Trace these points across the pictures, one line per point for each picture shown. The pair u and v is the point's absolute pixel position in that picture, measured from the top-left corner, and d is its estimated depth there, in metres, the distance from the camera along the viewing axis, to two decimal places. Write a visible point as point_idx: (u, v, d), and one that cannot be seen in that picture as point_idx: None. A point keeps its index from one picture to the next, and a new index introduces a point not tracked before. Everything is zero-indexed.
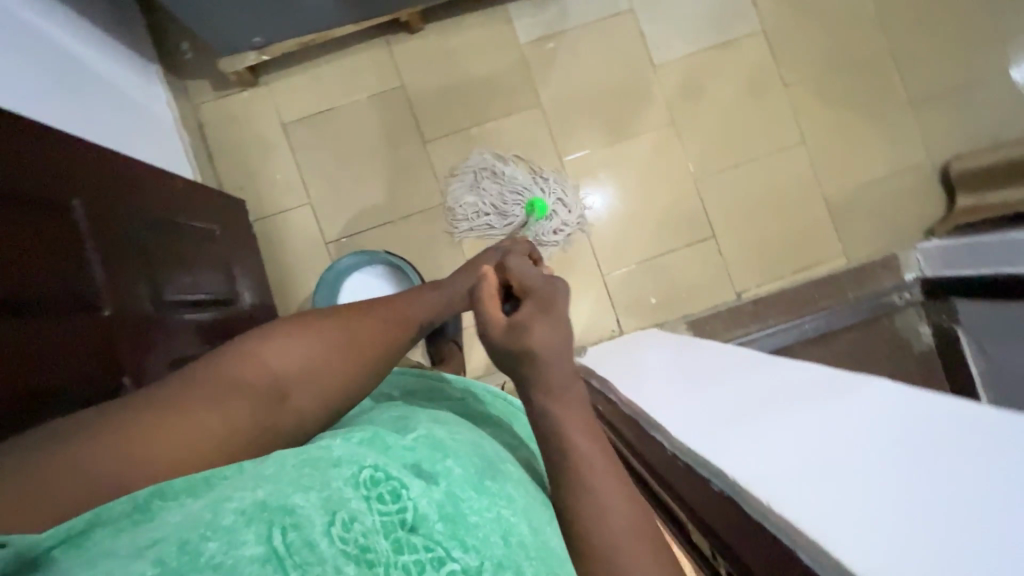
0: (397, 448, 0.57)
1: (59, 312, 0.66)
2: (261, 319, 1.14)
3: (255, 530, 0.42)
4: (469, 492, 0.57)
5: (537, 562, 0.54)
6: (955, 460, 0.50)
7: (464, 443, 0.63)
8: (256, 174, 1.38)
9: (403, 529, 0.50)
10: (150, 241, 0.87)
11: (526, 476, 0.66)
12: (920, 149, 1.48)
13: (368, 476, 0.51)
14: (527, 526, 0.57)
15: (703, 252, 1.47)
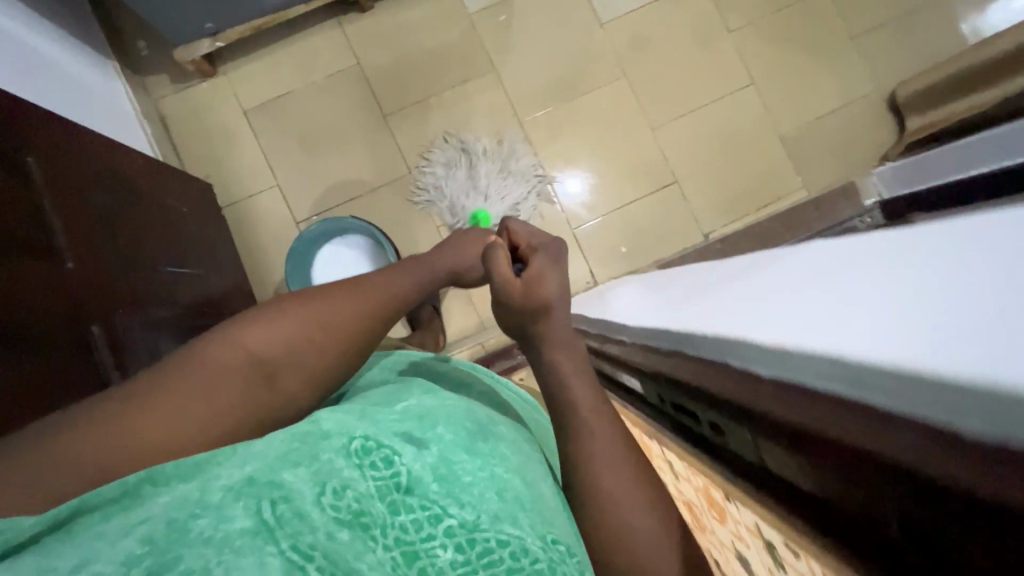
0: (387, 419, 0.57)
1: (34, 268, 0.70)
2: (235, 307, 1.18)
3: (244, 503, 0.42)
4: (461, 454, 0.57)
5: (532, 512, 0.55)
6: (929, 284, 0.30)
7: (455, 410, 0.64)
8: (223, 162, 1.43)
9: (399, 491, 0.50)
10: (112, 205, 0.89)
11: (520, 437, 0.68)
12: (866, 81, 1.55)
13: (359, 446, 0.51)
14: (519, 481, 0.58)
15: (668, 198, 1.50)
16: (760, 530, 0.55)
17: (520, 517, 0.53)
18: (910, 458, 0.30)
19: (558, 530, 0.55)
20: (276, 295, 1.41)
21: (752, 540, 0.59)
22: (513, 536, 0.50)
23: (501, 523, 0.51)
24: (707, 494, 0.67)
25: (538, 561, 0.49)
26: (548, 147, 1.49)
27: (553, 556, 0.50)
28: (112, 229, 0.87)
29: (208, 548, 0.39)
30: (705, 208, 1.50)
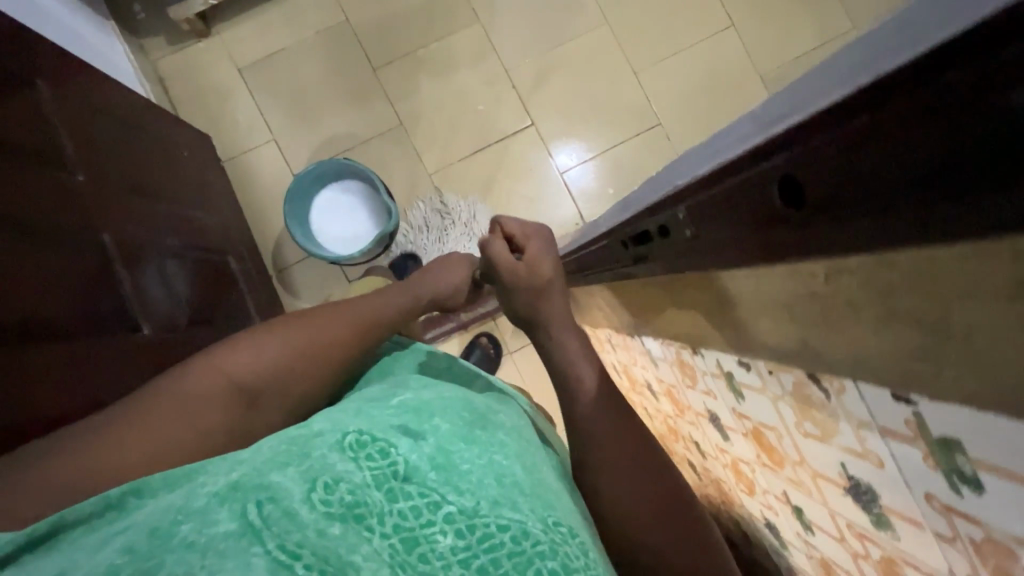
0: (382, 415, 0.56)
1: (47, 183, 0.75)
2: (241, 295, 1.16)
3: (229, 507, 0.40)
4: (458, 443, 0.54)
5: (533, 497, 0.50)
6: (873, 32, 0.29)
7: (451, 402, 0.62)
8: (221, 119, 1.48)
9: (396, 480, 0.46)
10: (118, 135, 0.95)
11: (520, 425, 0.65)
12: (843, 19, 1.58)
13: (353, 440, 0.49)
14: (519, 467, 0.54)
15: (653, 140, 1.54)
16: (719, 364, 0.60)
17: (520, 500, 0.49)
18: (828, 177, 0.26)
19: (561, 512, 0.51)
20: (276, 245, 1.46)
21: (715, 385, 0.64)
22: (513, 519, 0.46)
23: (502, 507, 0.47)
24: (679, 359, 0.72)
25: (541, 543, 0.45)
26: (533, 95, 1.53)
27: (557, 538, 0.46)
28: (120, 156, 0.93)
29: (191, 553, 0.38)
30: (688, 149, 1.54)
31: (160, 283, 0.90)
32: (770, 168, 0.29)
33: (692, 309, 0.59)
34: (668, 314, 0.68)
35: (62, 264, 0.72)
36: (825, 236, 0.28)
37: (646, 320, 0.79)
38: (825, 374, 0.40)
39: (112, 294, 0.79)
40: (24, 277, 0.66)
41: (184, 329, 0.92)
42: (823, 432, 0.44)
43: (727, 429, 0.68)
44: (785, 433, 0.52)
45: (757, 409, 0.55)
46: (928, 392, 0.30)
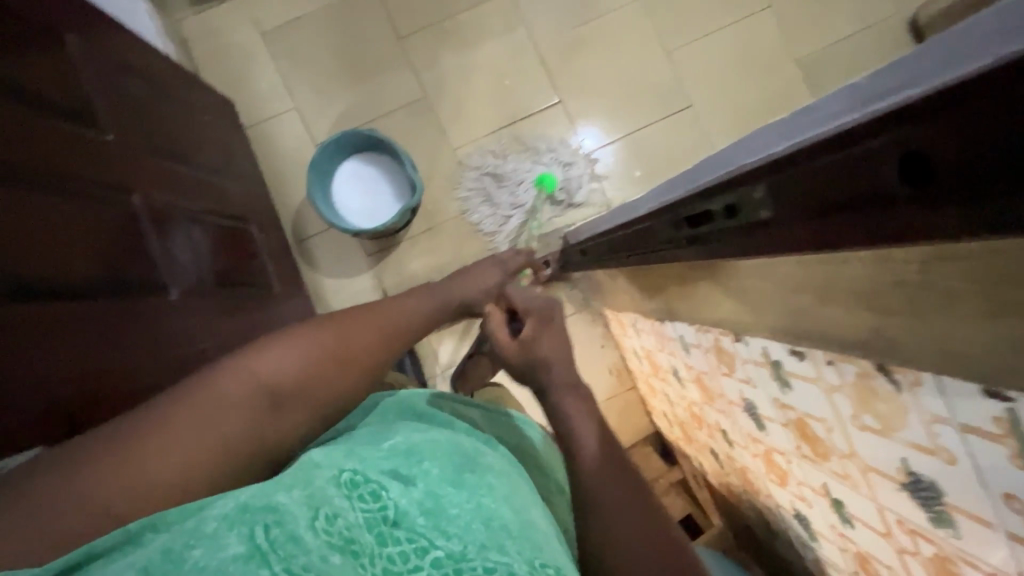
0: (374, 456, 0.56)
1: (74, 139, 0.73)
2: (261, 285, 1.11)
3: (238, 530, 0.42)
4: (447, 487, 0.55)
5: (521, 540, 0.51)
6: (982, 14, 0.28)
7: (440, 443, 0.63)
8: (243, 84, 1.45)
9: (387, 524, 0.47)
10: (146, 96, 0.93)
11: (509, 466, 0.65)
12: (887, 3, 1.51)
13: (348, 478, 0.50)
14: (507, 508, 0.55)
15: (683, 122, 1.50)
16: (766, 353, 0.58)
17: (506, 543, 0.49)
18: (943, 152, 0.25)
19: (548, 555, 0.51)
20: (296, 216, 1.45)
21: (757, 373, 0.63)
22: (500, 561, 0.47)
23: (489, 551, 0.47)
24: (717, 346, 0.71)
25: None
26: (562, 71, 1.49)
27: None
28: (146, 115, 0.90)
29: None
30: (719, 132, 1.50)
31: (184, 252, 0.88)
32: (879, 147, 0.28)
33: (738, 295, 0.57)
34: (708, 299, 0.67)
35: (89, 219, 0.71)
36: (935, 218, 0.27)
37: (681, 305, 0.77)
38: (897, 366, 0.38)
39: (139, 253, 0.78)
40: (50, 230, 0.65)
41: (208, 294, 0.91)
42: (884, 426, 0.43)
43: (764, 419, 0.67)
44: (837, 425, 0.50)
45: (806, 400, 0.54)
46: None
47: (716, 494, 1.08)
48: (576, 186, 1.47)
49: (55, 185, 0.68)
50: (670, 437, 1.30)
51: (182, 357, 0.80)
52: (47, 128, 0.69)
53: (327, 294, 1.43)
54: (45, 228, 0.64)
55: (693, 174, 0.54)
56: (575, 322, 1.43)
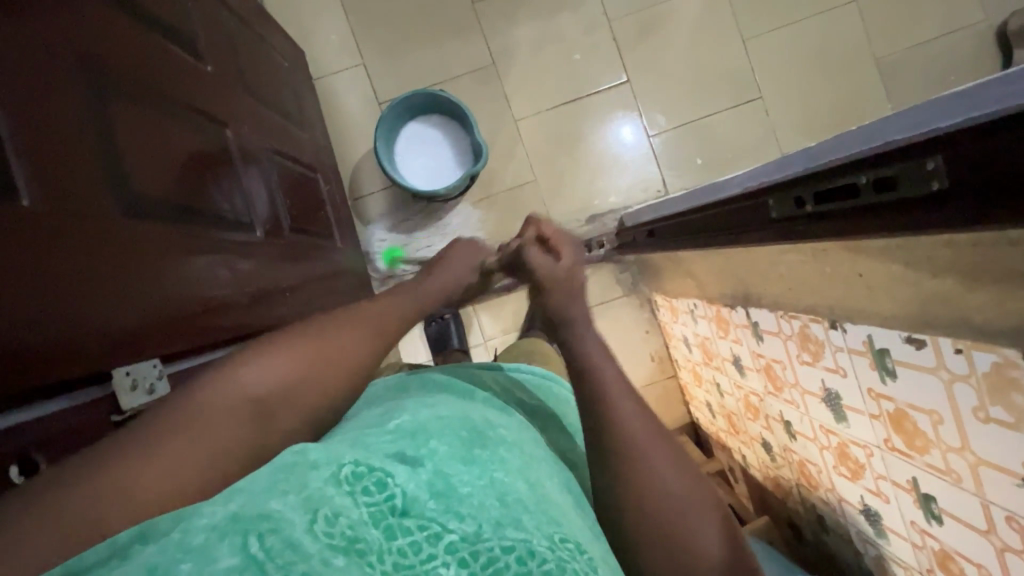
0: (377, 440, 0.48)
1: (181, 65, 0.73)
2: (326, 238, 1.12)
3: (230, 541, 0.35)
4: (457, 464, 0.48)
5: (538, 514, 0.46)
6: None
7: (449, 420, 0.54)
8: (312, 34, 1.44)
9: (395, 514, 0.40)
10: (236, 32, 0.92)
11: (525, 438, 0.58)
12: (976, 9, 1.45)
13: (349, 471, 0.42)
14: (522, 483, 0.49)
15: (750, 114, 1.47)
16: (869, 341, 0.57)
17: (524, 518, 0.44)
18: None
19: (567, 527, 0.46)
20: (353, 173, 1.45)
21: (852, 362, 0.62)
22: (518, 538, 0.42)
23: (506, 528, 0.42)
24: (803, 333, 0.70)
25: (547, 561, 0.41)
26: (634, 49, 1.46)
27: (563, 555, 0.42)
28: (237, 53, 0.90)
29: None
30: (787, 127, 1.47)
31: (263, 192, 0.88)
32: None
33: (848, 278, 0.57)
34: (805, 283, 0.65)
35: (190, 149, 0.71)
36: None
37: (764, 289, 0.76)
38: None
39: (231, 188, 0.79)
40: (160, 154, 0.65)
41: (281, 236, 0.91)
42: (1017, 418, 0.42)
43: (847, 410, 0.66)
44: (950, 418, 0.49)
45: (913, 391, 0.53)
46: None
47: (756, 485, 1.08)
48: (637, 168, 1.46)
49: (162, 108, 0.68)
50: (709, 430, 1.30)
51: (259, 295, 0.81)
52: (158, 52, 0.69)
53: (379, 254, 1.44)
54: (151, 151, 0.64)
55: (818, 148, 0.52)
56: (623, 305, 1.42)
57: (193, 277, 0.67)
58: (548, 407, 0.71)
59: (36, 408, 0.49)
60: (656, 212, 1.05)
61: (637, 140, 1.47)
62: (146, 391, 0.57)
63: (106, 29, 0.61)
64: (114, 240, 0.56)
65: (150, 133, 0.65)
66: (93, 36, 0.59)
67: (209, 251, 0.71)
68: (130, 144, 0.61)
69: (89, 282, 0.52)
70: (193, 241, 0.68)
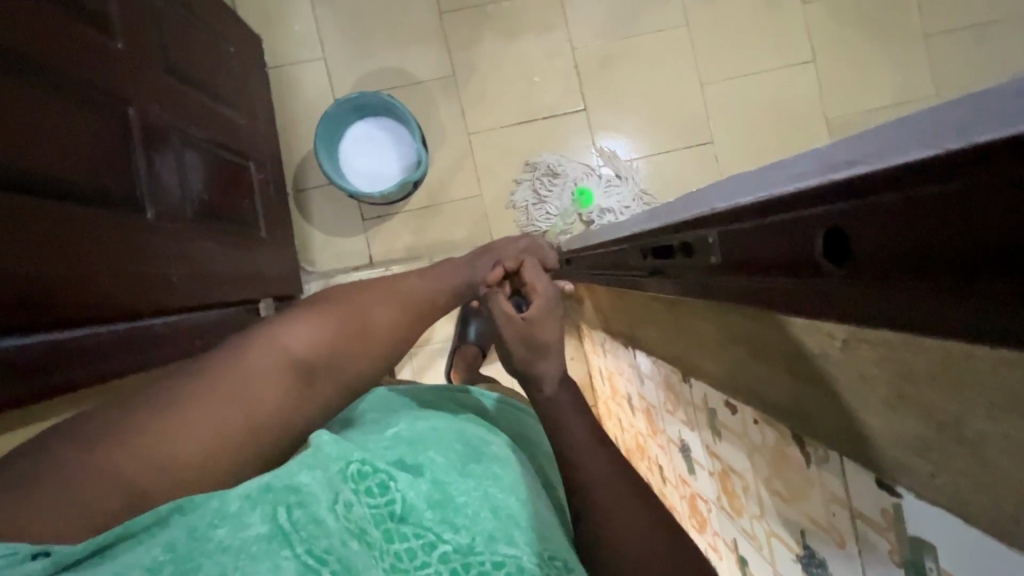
0: (377, 447, 0.54)
1: (84, 38, 0.72)
2: (247, 225, 1.11)
3: (261, 510, 0.40)
4: (453, 476, 0.53)
5: (530, 531, 0.50)
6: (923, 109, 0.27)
7: (445, 432, 0.60)
8: (275, 22, 1.44)
9: (392, 520, 0.47)
10: (166, 13, 0.92)
11: (517, 454, 0.62)
12: (929, 82, 1.48)
13: (355, 470, 0.47)
14: (514, 498, 0.53)
15: (699, 157, 1.50)
16: (705, 400, 0.58)
17: (516, 534, 0.49)
18: (875, 254, 0.24)
19: (555, 543, 0.50)
20: (300, 164, 1.44)
21: (695, 417, 0.63)
22: (508, 554, 0.46)
23: (497, 543, 0.47)
24: (667, 382, 0.71)
25: None
26: (592, 80, 1.48)
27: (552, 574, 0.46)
28: (161, 33, 0.90)
29: (224, 558, 0.37)
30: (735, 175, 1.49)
31: (171, 174, 0.87)
32: (818, 216, 0.27)
33: (690, 336, 0.57)
34: (666, 333, 0.66)
35: (78, 126, 0.70)
36: (882, 298, 0.26)
37: (643, 334, 0.77)
38: (811, 440, 0.38)
39: (125, 168, 0.77)
40: (38, 128, 0.64)
41: (187, 221, 0.90)
42: (791, 494, 0.43)
43: (695, 463, 0.67)
44: (752, 484, 0.50)
45: (731, 453, 0.54)
46: (912, 485, 0.30)
47: None
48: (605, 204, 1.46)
49: (52, 77, 0.67)
50: None
51: (156, 276, 0.80)
52: (56, 24, 0.68)
53: (314, 249, 1.44)
54: (37, 122, 0.63)
55: (671, 209, 0.53)
56: None
57: (74, 251, 0.66)
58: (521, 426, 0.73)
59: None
60: (575, 241, 1.05)
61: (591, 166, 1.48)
62: None
63: None
64: None
65: (29, 107, 0.63)
66: None
67: (93, 226, 0.70)
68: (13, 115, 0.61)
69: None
70: (73, 216, 0.67)
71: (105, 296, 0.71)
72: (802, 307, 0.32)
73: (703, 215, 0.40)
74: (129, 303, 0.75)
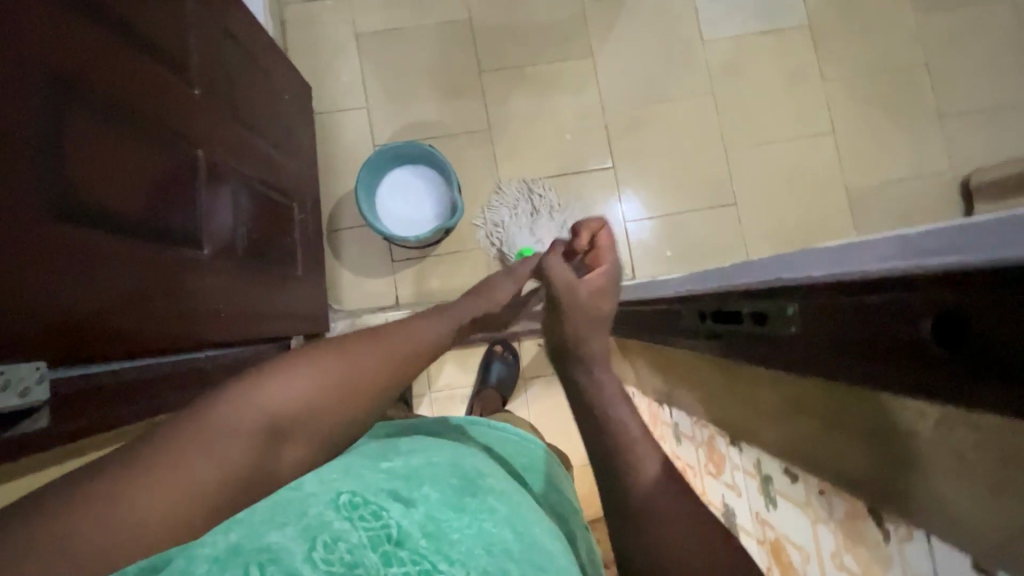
0: (372, 476, 0.55)
1: (165, 83, 0.76)
2: (286, 262, 1.13)
3: (232, 572, 0.40)
4: (448, 512, 0.53)
5: (522, 563, 0.51)
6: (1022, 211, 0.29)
7: (439, 467, 0.61)
8: (325, 74, 1.53)
9: (391, 543, 0.46)
10: (238, 64, 0.98)
11: (509, 484, 0.63)
12: (944, 158, 1.54)
13: (346, 500, 0.49)
14: (508, 531, 0.54)
15: (724, 217, 1.54)
16: (757, 465, 0.58)
17: (509, 569, 0.49)
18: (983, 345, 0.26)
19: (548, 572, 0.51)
20: (336, 206, 1.48)
21: (744, 483, 0.62)
22: None
23: None
24: (710, 443, 0.70)
25: None
26: (622, 141, 1.55)
27: None
28: (231, 82, 0.94)
29: None
30: (757, 237, 1.53)
31: (225, 209, 0.89)
32: (922, 301, 0.28)
33: (745, 400, 0.57)
34: (713, 395, 0.66)
35: (155, 167, 0.72)
36: (969, 394, 0.27)
37: (684, 394, 0.77)
38: (891, 515, 0.39)
39: (189, 206, 0.79)
40: (120, 163, 0.66)
41: (236, 257, 0.93)
42: (863, 570, 0.42)
43: (740, 530, 0.66)
44: (815, 558, 0.49)
45: (788, 523, 0.53)
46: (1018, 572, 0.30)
47: None
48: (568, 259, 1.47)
49: (137, 117, 0.70)
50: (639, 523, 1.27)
51: (205, 310, 0.82)
52: (144, 73, 0.72)
53: (343, 288, 1.46)
54: (120, 161, 0.66)
55: (734, 275, 0.55)
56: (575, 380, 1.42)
57: (133, 282, 0.67)
58: (517, 457, 0.77)
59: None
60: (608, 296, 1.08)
61: (617, 220, 1.53)
62: (20, 394, 0.51)
63: (88, 49, 0.63)
64: (52, 245, 0.56)
65: (113, 148, 0.65)
66: (66, 53, 0.60)
67: (154, 259, 0.71)
68: (98, 153, 0.63)
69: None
70: (137, 251, 0.68)
71: (158, 332, 0.72)
72: (886, 389, 0.33)
73: (781, 284, 0.42)
74: (181, 334, 0.76)
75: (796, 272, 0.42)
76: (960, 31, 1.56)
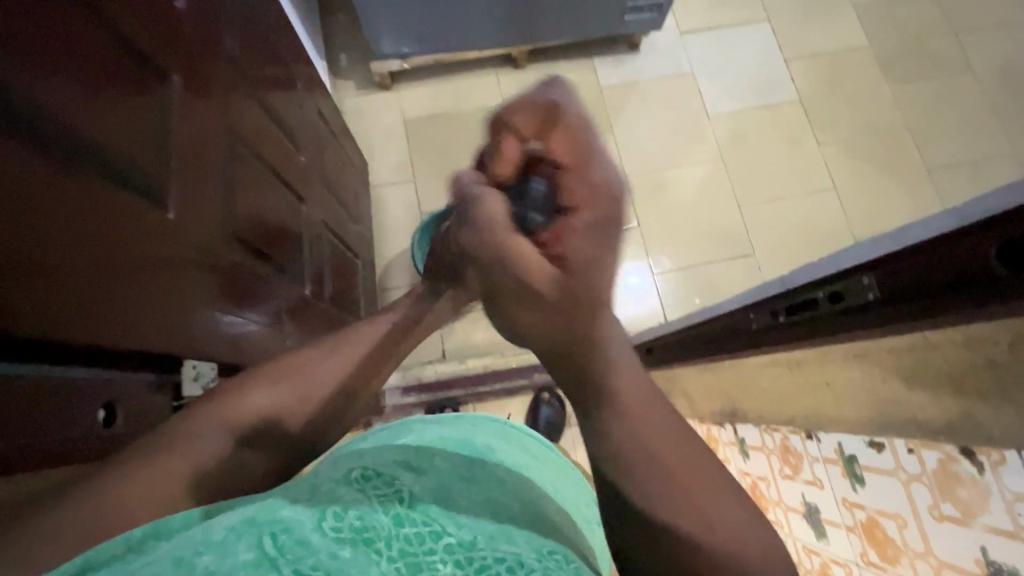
0: (387, 452, 0.59)
1: (286, 145, 0.89)
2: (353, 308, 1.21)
3: (246, 539, 0.40)
4: (456, 481, 0.57)
5: (528, 528, 0.53)
6: None
7: (451, 442, 0.66)
8: (376, 153, 1.72)
9: (401, 506, 0.49)
10: (325, 138, 1.13)
11: (519, 465, 0.67)
12: (939, 206, 1.69)
13: (359, 474, 0.53)
14: (516, 504, 0.57)
15: (744, 267, 1.66)
16: (840, 448, 0.64)
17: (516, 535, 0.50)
18: None
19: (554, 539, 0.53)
20: (384, 268, 1.60)
21: (827, 472, 0.68)
22: (508, 550, 0.46)
23: (498, 542, 0.47)
24: (785, 446, 0.77)
25: (534, 568, 0.43)
26: (645, 202, 1.70)
27: (551, 563, 0.45)
28: (321, 153, 1.09)
29: None
30: None
31: (316, 250, 0.99)
32: (992, 238, 0.38)
33: (818, 386, 0.63)
34: (782, 395, 0.72)
35: (276, 210, 0.83)
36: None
37: (749, 405, 0.83)
38: (982, 446, 0.45)
39: (295, 246, 0.89)
40: (258, 206, 0.77)
41: (321, 299, 1.01)
42: (964, 512, 0.48)
43: (826, 524, 0.69)
44: (912, 520, 0.54)
45: (879, 496, 0.59)
46: None
47: None
48: None
49: (269, 169, 0.82)
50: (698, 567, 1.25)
51: (293, 341, 0.89)
52: (275, 136, 0.85)
53: None
54: (257, 204, 0.76)
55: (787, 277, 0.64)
56: None
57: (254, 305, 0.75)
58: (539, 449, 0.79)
59: (8, 364, 0.45)
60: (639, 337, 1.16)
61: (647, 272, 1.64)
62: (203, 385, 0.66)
63: (245, 116, 0.75)
64: (211, 267, 0.65)
65: (254, 193, 0.76)
66: (233, 117, 0.72)
67: (272, 287, 0.80)
68: (246, 195, 0.73)
69: (168, 281, 0.58)
70: (262, 279, 0.77)
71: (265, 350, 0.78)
72: (964, 316, 0.41)
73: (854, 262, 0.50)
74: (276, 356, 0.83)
75: (859, 253, 0.51)
76: (933, 99, 1.78)
